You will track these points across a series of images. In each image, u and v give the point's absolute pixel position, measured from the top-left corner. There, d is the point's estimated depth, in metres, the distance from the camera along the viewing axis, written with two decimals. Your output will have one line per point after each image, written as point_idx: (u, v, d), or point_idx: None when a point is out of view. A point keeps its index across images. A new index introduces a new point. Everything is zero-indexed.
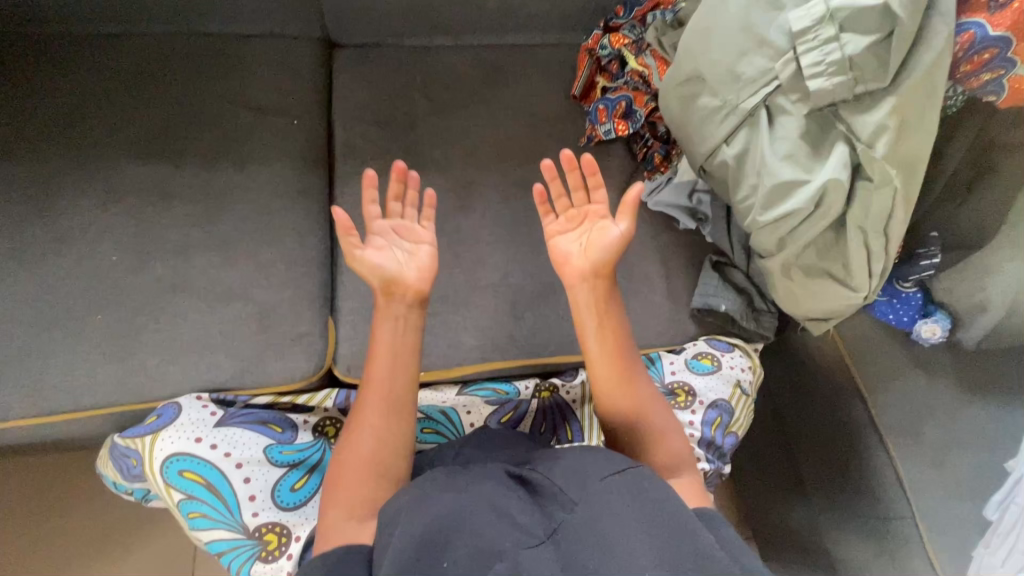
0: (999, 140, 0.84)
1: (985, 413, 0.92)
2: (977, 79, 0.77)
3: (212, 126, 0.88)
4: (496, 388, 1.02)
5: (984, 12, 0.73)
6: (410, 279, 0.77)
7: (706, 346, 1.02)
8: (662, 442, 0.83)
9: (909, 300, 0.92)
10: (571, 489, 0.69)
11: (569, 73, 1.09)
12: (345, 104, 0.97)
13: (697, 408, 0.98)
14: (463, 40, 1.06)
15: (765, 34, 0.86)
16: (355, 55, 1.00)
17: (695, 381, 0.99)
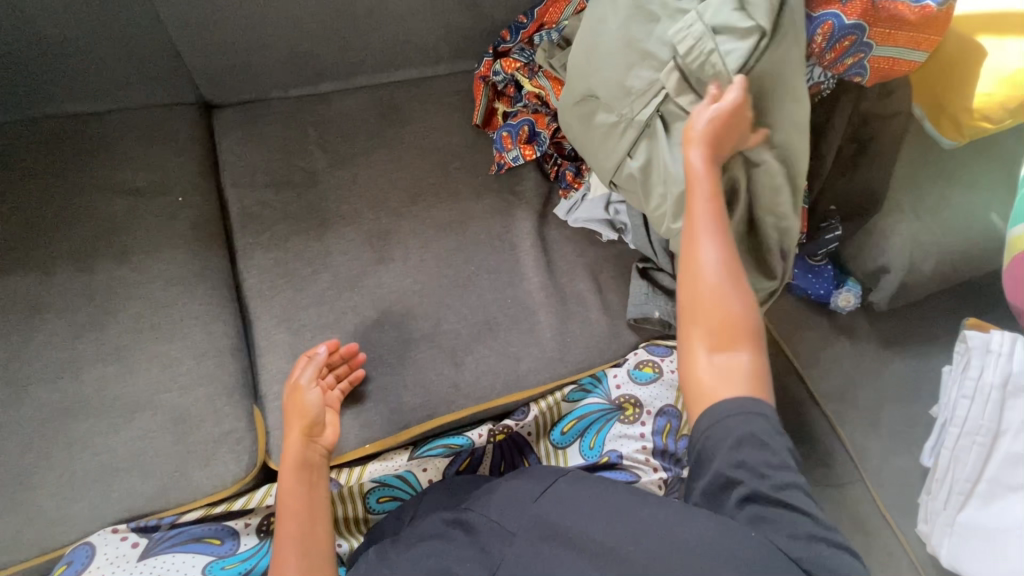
0: (872, 115, 0.94)
1: (904, 365, 0.99)
2: (843, 63, 0.87)
3: (96, 231, 0.86)
4: (446, 443, 0.87)
5: (838, 3, 0.84)
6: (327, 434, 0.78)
7: (646, 354, 0.95)
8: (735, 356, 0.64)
9: (823, 273, 1.00)
10: (507, 520, 0.64)
11: (469, 103, 1.10)
12: (235, 170, 0.97)
13: (646, 419, 0.93)
14: (354, 83, 1.08)
15: (643, 43, 0.82)
16: (248, 123, 1.01)
17: (641, 393, 0.94)
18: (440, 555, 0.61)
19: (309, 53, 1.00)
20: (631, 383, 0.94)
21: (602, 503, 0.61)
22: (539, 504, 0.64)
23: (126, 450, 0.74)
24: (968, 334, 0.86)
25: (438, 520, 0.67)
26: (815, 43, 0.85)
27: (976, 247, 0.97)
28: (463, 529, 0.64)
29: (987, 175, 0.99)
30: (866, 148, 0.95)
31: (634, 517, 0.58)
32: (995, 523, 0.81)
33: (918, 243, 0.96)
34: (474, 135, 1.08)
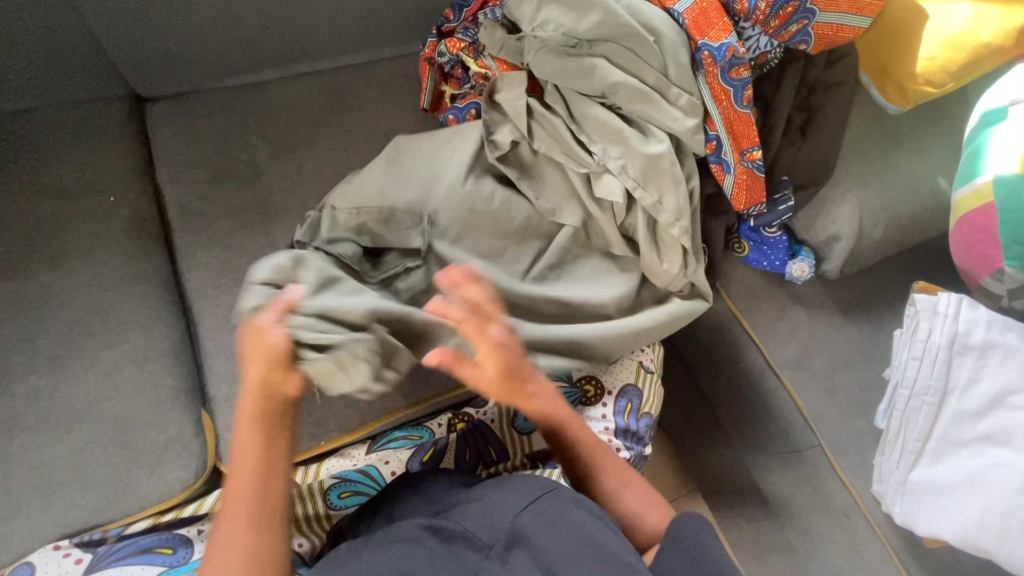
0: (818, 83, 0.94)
1: (858, 331, 1.00)
2: (787, 31, 0.87)
3: (21, 236, 0.82)
4: (408, 433, 0.88)
5: None
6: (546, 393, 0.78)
7: None
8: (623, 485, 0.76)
9: (777, 245, 1.00)
10: (487, 535, 0.65)
11: (417, 86, 1.07)
12: (172, 166, 0.93)
13: (608, 401, 0.92)
14: (295, 69, 1.04)
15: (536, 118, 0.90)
16: (184, 116, 0.96)
17: (603, 373, 0.94)
18: (409, 561, 0.62)
19: (245, 39, 0.96)
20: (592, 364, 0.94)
21: (576, 535, 0.64)
22: (519, 517, 0.66)
23: (67, 462, 0.71)
24: (917, 298, 0.87)
25: (414, 525, 0.67)
26: (757, 14, 0.85)
27: (924, 211, 0.99)
28: (440, 538, 0.65)
29: (932, 139, 1.00)
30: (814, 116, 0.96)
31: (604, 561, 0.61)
32: (943, 479, 0.83)
33: (867, 209, 0.97)
34: (423, 120, 1.05)
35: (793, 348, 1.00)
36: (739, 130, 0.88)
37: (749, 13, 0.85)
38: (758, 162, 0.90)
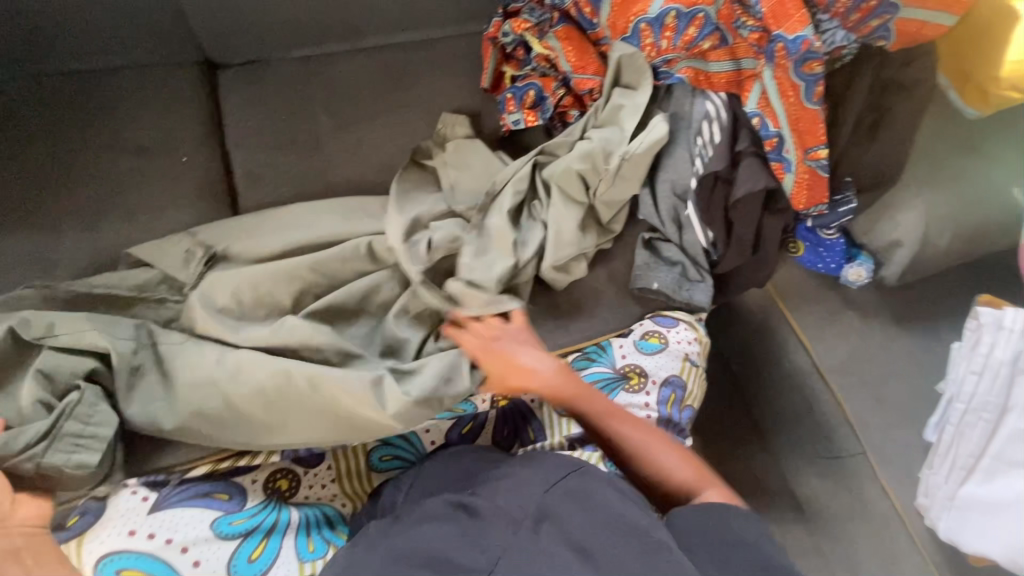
0: (894, 81, 0.92)
1: (911, 340, 0.98)
2: (867, 26, 0.84)
3: (100, 193, 0.86)
4: (453, 408, 0.88)
5: None
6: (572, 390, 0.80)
7: (651, 325, 0.96)
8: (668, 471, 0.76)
9: (835, 247, 0.98)
10: (514, 509, 0.64)
11: (478, 66, 1.08)
12: (238, 132, 0.96)
13: (651, 389, 0.91)
14: (361, 43, 1.04)
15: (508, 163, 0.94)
16: (252, 83, 0.99)
17: (647, 363, 0.93)
18: (441, 537, 0.61)
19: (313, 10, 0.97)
20: (635, 352, 0.93)
21: (610, 517, 0.62)
22: (548, 494, 0.65)
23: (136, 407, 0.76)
24: (980, 311, 0.84)
25: (443, 503, 0.67)
26: (837, 7, 0.83)
27: (994, 222, 0.95)
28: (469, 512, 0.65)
29: (1010, 148, 0.96)
30: (885, 117, 0.93)
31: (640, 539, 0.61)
32: (996, 497, 0.81)
33: (933, 216, 0.93)
34: (480, 100, 1.06)
35: (841, 353, 0.98)
36: (804, 127, 0.86)
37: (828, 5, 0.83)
38: (820, 162, 0.88)
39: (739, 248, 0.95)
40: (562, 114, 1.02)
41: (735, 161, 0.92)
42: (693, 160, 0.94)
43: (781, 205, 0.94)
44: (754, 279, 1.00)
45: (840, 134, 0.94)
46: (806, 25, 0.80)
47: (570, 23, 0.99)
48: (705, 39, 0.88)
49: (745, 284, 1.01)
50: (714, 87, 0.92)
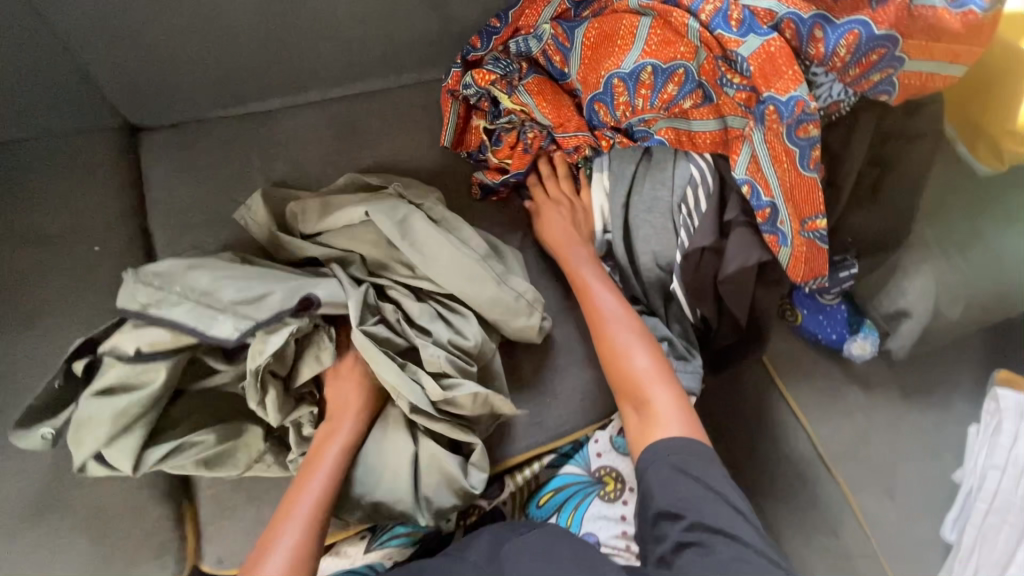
0: (895, 136, 0.82)
1: (923, 418, 0.88)
2: (867, 81, 0.74)
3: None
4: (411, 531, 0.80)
5: (868, 9, 0.71)
6: (597, 290, 0.84)
7: None
8: (641, 385, 0.75)
9: (835, 315, 0.87)
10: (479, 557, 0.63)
11: (437, 120, 0.97)
12: (165, 209, 0.84)
13: (628, 498, 0.86)
14: (304, 97, 0.94)
15: (437, 237, 0.80)
16: (183, 151, 0.88)
17: (623, 465, 0.87)
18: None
19: (248, 65, 0.86)
20: (614, 453, 0.86)
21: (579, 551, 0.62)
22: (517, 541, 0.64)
23: None
24: (1001, 393, 0.79)
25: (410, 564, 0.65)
26: (832, 67, 0.72)
27: (1009, 287, 0.86)
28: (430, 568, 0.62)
29: None
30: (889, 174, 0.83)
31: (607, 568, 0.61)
32: None
33: (944, 285, 0.84)
34: (440, 159, 0.95)
35: (846, 437, 0.88)
36: (800, 197, 0.75)
37: (823, 64, 0.72)
38: (819, 233, 0.76)
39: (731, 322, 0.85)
40: (538, 164, 0.94)
41: (723, 232, 0.80)
42: (676, 228, 0.84)
43: (778, 277, 0.82)
44: (755, 351, 0.89)
45: (840, 194, 0.84)
46: (799, 85, 0.70)
47: (540, 73, 0.90)
48: (686, 97, 0.79)
49: (741, 357, 0.91)
50: (698, 147, 0.81)
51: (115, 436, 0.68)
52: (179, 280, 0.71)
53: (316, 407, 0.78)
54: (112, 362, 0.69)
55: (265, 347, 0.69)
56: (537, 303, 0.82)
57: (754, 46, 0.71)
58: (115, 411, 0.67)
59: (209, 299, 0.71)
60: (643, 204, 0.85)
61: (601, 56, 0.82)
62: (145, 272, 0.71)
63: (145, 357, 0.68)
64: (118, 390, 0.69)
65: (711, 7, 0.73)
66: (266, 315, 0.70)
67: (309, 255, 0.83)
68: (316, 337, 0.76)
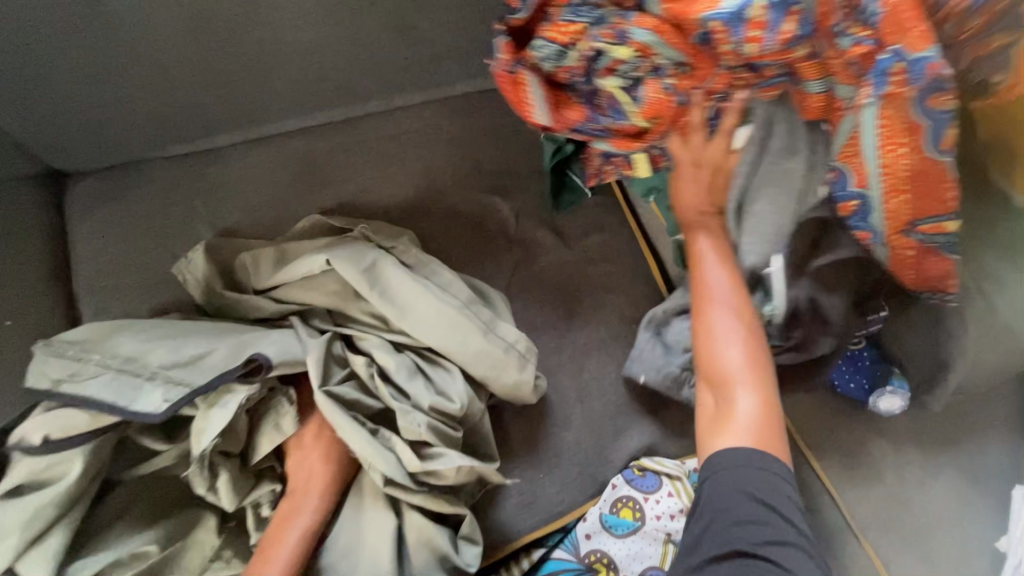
0: None
1: (959, 476, 0.79)
2: (981, 46, 0.54)
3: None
4: None
5: None
6: (703, 248, 0.62)
7: (625, 490, 0.73)
8: (727, 375, 0.57)
9: (857, 363, 0.80)
10: None
11: (408, 154, 0.87)
12: (96, 269, 0.74)
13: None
14: (257, 133, 0.83)
15: (409, 279, 0.66)
16: (117, 199, 0.77)
17: (616, 549, 0.72)
18: None
19: (189, 102, 0.75)
20: (605, 534, 0.72)
21: None
22: None
23: None
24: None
25: None
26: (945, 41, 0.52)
27: None
28: None
29: None
30: None
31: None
32: None
33: None
34: (413, 200, 0.85)
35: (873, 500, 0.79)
36: (923, 186, 0.51)
37: (938, 23, 0.51)
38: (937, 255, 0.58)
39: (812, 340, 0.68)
40: (679, 125, 0.59)
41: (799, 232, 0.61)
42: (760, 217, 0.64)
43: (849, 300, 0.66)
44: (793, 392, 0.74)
45: None
46: (933, 41, 0.47)
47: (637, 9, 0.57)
48: (853, 32, 0.50)
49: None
50: (810, 113, 0.55)
51: (29, 546, 0.51)
52: (102, 346, 0.56)
53: (279, 483, 0.61)
54: (20, 453, 0.53)
55: (210, 422, 0.54)
56: (530, 353, 0.68)
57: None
58: (22, 515, 0.51)
59: (136, 364, 0.55)
60: (750, 179, 0.59)
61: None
62: (57, 341, 0.56)
63: (54, 447, 0.52)
64: (33, 485, 0.52)
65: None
66: (205, 379, 0.54)
67: (264, 313, 0.68)
68: (273, 403, 0.59)
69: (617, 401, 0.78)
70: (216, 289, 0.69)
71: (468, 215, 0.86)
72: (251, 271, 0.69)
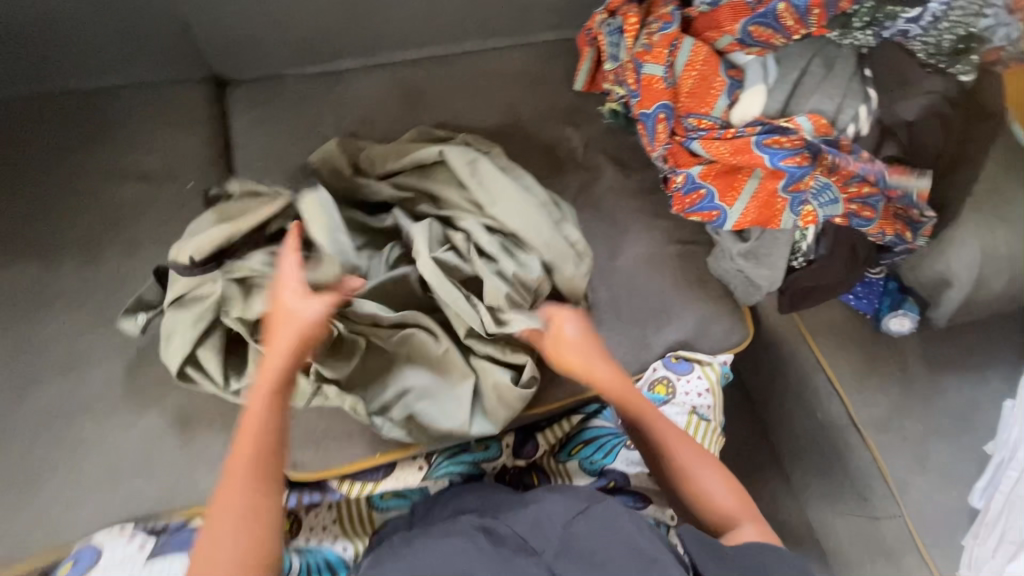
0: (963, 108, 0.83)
1: (960, 392, 0.90)
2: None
3: (98, 217, 0.82)
4: (476, 446, 0.85)
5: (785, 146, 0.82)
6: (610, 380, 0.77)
7: (662, 371, 0.91)
8: (695, 487, 0.75)
9: (873, 285, 0.94)
10: (533, 537, 0.65)
11: (500, 85, 1.02)
12: (248, 155, 0.92)
13: None
14: (375, 60, 0.99)
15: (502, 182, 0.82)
16: (265, 102, 0.95)
17: None
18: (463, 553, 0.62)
19: (328, 26, 0.92)
20: (638, 404, 0.89)
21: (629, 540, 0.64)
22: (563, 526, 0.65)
23: (132, 452, 0.73)
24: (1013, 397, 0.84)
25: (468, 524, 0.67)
26: (841, 156, 0.82)
27: None
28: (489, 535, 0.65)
29: None
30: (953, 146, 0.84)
31: (502, 543, 0.64)
32: None
33: (987, 257, 0.85)
34: (498, 124, 0.99)
35: (881, 406, 0.91)
36: (767, 210, 0.85)
37: (715, 164, 0.88)
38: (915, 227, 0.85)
39: (835, 265, 0.89)
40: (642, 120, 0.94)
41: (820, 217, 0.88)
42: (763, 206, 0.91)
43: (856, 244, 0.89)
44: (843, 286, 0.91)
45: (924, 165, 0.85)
46: (784, 219, 0.85)
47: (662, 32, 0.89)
48: (704, 164, 0.88)
49: (801, 300, 0.92)
50: (677, 163, 0.90)
51: (201, 340, 0.72)
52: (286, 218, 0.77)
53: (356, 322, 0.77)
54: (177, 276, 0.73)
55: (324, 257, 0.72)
56: (586, 255, 0.84)
57: (703, 188, 0.88)
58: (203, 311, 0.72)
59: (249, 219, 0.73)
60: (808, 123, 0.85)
61: (714, 69, 0.87)
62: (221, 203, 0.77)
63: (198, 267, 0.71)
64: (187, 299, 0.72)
65: (660, 148, 0.89)
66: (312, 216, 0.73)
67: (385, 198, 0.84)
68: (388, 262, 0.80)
69: (663, 300, 0.92)
70: (346, 175, 0.86)
71: (545, 142, 1.01)
72: (374, 165, 0.87)
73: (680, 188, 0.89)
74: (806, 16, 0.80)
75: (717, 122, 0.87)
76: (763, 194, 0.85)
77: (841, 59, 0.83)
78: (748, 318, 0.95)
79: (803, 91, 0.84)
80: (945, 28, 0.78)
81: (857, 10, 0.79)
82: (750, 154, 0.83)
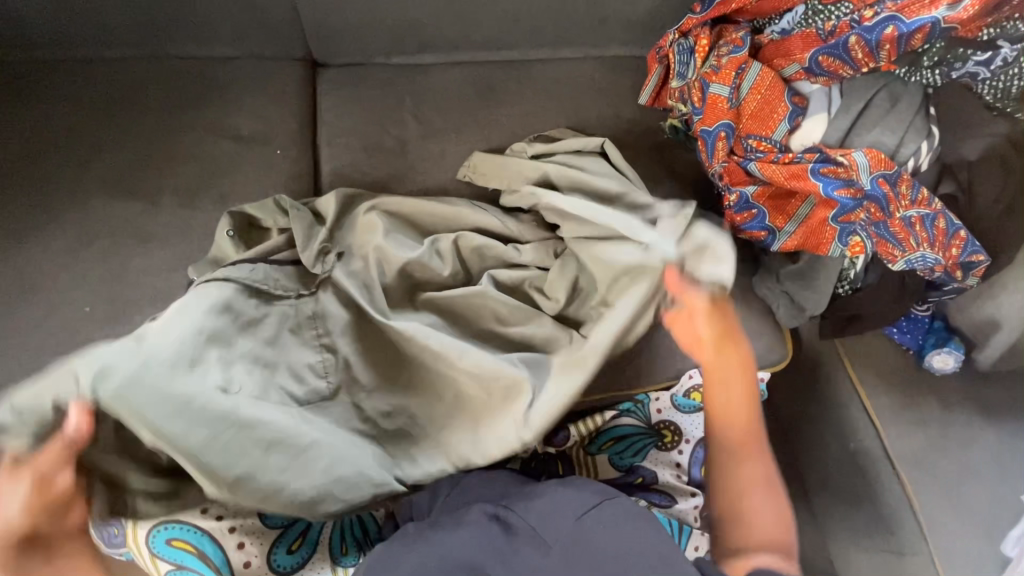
0: None
1: (997, 438, 0.90)
2: None
3: (197, 173, 0.91)
4: None
5: (841, 178, 0.83)
6: (716, 351, 0.75)
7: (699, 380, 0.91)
8: (745, 496, 0.69)
9: (919, 321, 0.94)
10: (546, 531, 0.61)
11: (570, 91, 1.07)
12: (332, 130, 0.99)
13: (685, 449, 0.89)
14: (456, 56, 1.06)
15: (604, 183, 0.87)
16: (351, 83, 1.03)
17: (683, 421, 0.90)
18: (472, 546, 0.61)
19: (418, 20, 0.99)
20: (673, 408, 0.91)
21: (651, 557, 0.58)
22: (579, 521, 0.61)
23: None
24: None
25: (480, 513, 0.65)
26: (899, 189, 0.82)
27: None
28: (501, 528, 0.62)
29: None
30: None
31: (514, 534, 0.62)
32: None
33: None
34: (564, 127, 1.04)
35: (914, 442, 0.92)
36: (813, 237, 0.88)
37: (766, 187, 0.91)
38: (971, 267, 0.83)
39: (878, 298, 0.89)
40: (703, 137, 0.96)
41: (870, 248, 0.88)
42: None
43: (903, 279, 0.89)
44: (887, 318, 0.91)
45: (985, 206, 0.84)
46: (831, 247, 0.86)
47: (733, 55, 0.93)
48: (758, 186, 0.91)
49: (842, 327, 0.95)
50: (731, 182, 0.93)
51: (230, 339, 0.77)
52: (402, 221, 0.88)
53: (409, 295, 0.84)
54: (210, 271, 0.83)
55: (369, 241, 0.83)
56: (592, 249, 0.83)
57: (754, 209, 0.91)
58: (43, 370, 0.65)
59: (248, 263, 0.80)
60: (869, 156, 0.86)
61: (779, 94, 0.89)
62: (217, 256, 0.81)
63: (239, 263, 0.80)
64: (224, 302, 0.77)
65: (717, 165, 0.93)
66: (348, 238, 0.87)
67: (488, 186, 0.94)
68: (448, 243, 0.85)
69: None
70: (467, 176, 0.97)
71: None
72: (524, 153, 0.95)
73: (733, 207, 0.92)
74: (876, 50, 0.82)
75: (775, 145, 0.89)
76: (813, 222, 0.87)
77: (907, 95, 0.85)
78: (789, 341, 0.97)
79: (866, 121, 0.85)
80: (1014, 74, 0.79)
81: (927, 49, 0.82)
82: (805, 181, 0.85)
